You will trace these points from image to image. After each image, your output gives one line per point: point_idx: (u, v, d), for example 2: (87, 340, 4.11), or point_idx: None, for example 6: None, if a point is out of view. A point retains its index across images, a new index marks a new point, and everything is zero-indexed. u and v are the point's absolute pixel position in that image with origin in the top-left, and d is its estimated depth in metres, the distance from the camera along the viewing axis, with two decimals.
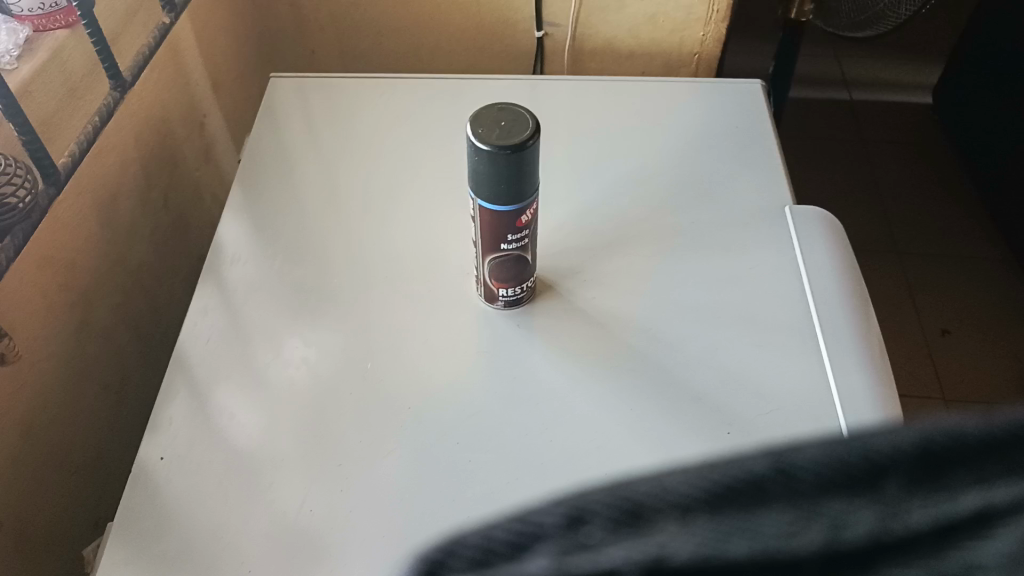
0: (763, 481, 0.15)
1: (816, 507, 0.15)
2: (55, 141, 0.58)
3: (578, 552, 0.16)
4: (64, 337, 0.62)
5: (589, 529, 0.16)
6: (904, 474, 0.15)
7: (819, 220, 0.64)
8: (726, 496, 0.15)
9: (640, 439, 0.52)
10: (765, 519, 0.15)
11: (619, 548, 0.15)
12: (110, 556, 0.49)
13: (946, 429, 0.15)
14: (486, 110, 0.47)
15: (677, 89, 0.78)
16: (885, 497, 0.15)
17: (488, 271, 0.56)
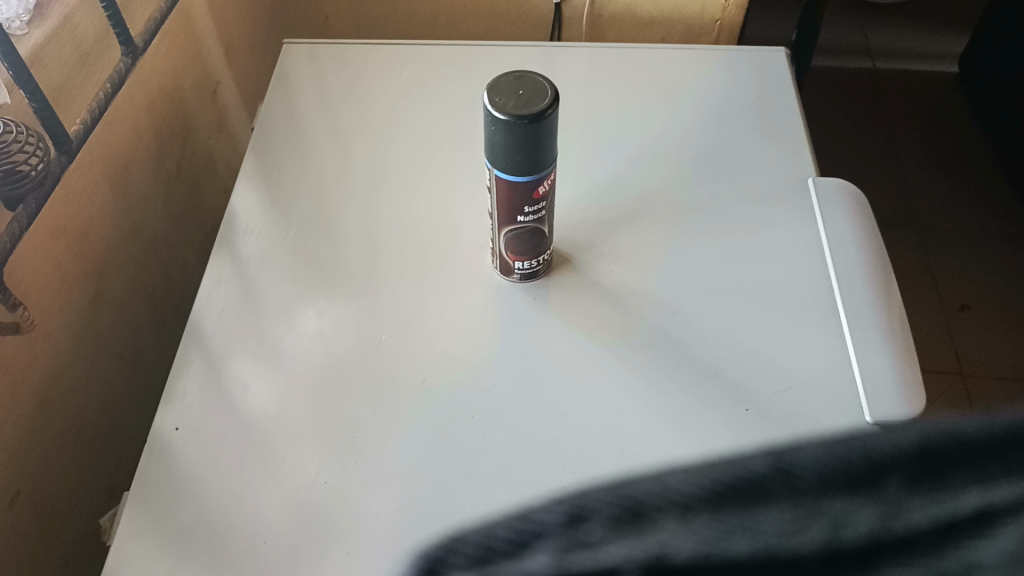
0: (764, 487, 0.29)
1: (817, 510, 0.26)
2: (66, 110, 0.58)
3: (570, 558, 0.28)
4: (78, 307, 0.62)
5: (582, 535, 0.29)
6: (903, 480, 0.27)
7: (841, 193, 0.63)
8: (723, 506, 0.29)
9: (657, 415, 0.52)
10: (765, 525, 0.26)
11: (617, 553, 0.26)
12: (127, 525, 0.49)
13: (950, 440, 0.28)
14: (502, 78, 0.46)
15: (697, 57, 0.76)
16: (885, 505, 0.25)
17: (504, 244, 0.56)
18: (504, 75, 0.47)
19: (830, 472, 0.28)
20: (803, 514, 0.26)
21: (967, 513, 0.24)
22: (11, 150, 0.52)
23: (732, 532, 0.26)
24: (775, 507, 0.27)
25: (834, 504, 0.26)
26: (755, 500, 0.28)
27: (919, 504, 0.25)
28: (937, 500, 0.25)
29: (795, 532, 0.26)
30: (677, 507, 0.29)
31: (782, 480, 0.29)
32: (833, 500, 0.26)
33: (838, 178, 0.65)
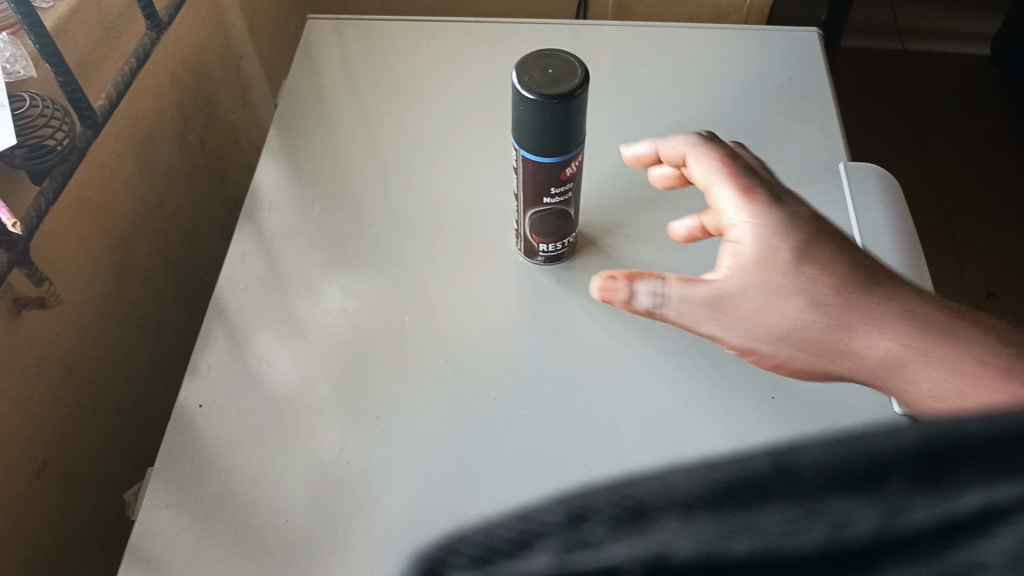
0: (765, 480, 0.14)
1: (818, 505, 0.13)
2: (91, 82, 0.58)
3: (580, 550, 0.14)
4: (103, 281, 0.62)
5: (591, 527, 0.14)
6: (905, 473, 0.13)
7: (872, 176, 0.62)
8: (727, 494, 0.14)
9: (684, 400, 0.51)
10: (765, 517, 0.13)
11: (619, 547, 0.14)
12: (153, 498, 0.49)
13: (947, 428, 0.13)
14: (531, 55, 0.45)
15: (727, 36, 0.75)
16: (884, 495, 0.13)
17: (529, 225, 0.55)
18: (535, 52, 0.46)
19: (834, 472, 0.13)
20: (802, 516, 0.13)
21: (967, 515, 0.13)
22: (33, 120, 0.51)
23: (733, 527, 0.13)
24: (772, 506, 0.13)
25: (834, 499, 0.13)
26: (759, 496, 0.14)
27: (920, 503, 0.13)
28: (940, 499, 0.13)
29: (796, 534, 0.13)
30: (679, 499, 0.14)
31: (783, 480, 0.13)
32: (832, 500, 0.13)
33: (870, 163, 0.63)
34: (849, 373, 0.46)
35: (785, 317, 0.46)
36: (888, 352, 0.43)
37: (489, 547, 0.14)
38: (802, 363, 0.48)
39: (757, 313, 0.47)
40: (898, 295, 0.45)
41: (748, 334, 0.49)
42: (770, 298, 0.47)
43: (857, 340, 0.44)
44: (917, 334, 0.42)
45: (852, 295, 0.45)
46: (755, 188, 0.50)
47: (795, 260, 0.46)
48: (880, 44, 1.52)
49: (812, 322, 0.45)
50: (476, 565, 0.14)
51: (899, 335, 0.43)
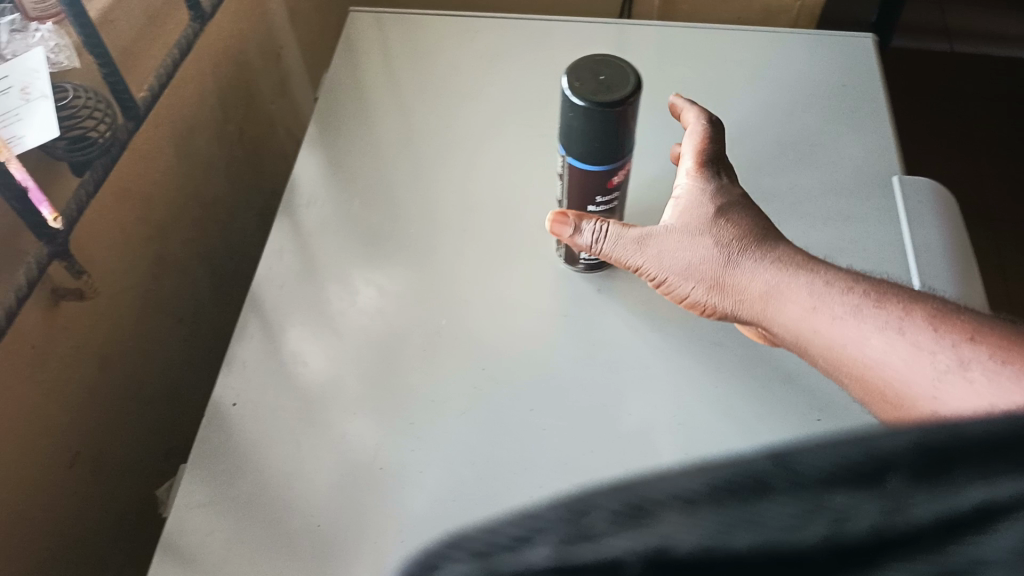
0: (767, 476, 0.15)
1: (819, 498, 0.14)
2: (133, 72, 0.57)
3: (580, 542, 0.15)
4: (140, 272, 0.62)
5: (593, 519, 0.15)
6: (906, 469, 0.14)
7: (929, 191, 0.59)
8: (727, 490, 0.15)
9: (726, 418, 0.50)
10: (766, 510, 0.14)
11: (621, 539, 0.15)
12: (187, 496, 0.49)
13: (945, 429, 0.15)
14: (582, 60, 0.44)
15: (780, 40, 0.73)
16: (886, 490, 0.14)
17: None
18: (586, 57, 0.45)
19: (835, 472, 0.14)
20: (804, 511, 0.14)
21: (967, 512, 0.14)
22: (76, 111, 0.51)
23: (734, 520, 0.14)
24: (772, 500, 0.14)
25: (835, 493, 0.14)
26: (760, 490, 0.15)
27: (921, 497, 0.14)
28: (939, 493, 0.14)
29: (798, 528, 0.14)
30: (678, 494, 0.15)
31: (784, 478, 0.15)
32: (833, 494, 0.14)
33: (925, 178, 0.61)
34: (735, 312, 0.48)
35: (691, 252, 0.48)
36: (769, 282, 0.45)
37: (490, 544, 0.15)
38: (704, 302, 0.49)
39: (673, 251, 0.48)
40: (793, 249, 0.47)
41: (661, 268, 0.49)
42: (684, 237, 0.48)
43: (741, 274, 0.46)
44: (793, 270, 0.45)
45: (749, 243, 0.47)
46: (706, 154, 0.51)
47: (712, 207, 0.48)
48: (926, 45, 1.49)
49: (710, 257, 0.47)
50: (477, 558, 0.15)
51: (778, 271, 0.45)
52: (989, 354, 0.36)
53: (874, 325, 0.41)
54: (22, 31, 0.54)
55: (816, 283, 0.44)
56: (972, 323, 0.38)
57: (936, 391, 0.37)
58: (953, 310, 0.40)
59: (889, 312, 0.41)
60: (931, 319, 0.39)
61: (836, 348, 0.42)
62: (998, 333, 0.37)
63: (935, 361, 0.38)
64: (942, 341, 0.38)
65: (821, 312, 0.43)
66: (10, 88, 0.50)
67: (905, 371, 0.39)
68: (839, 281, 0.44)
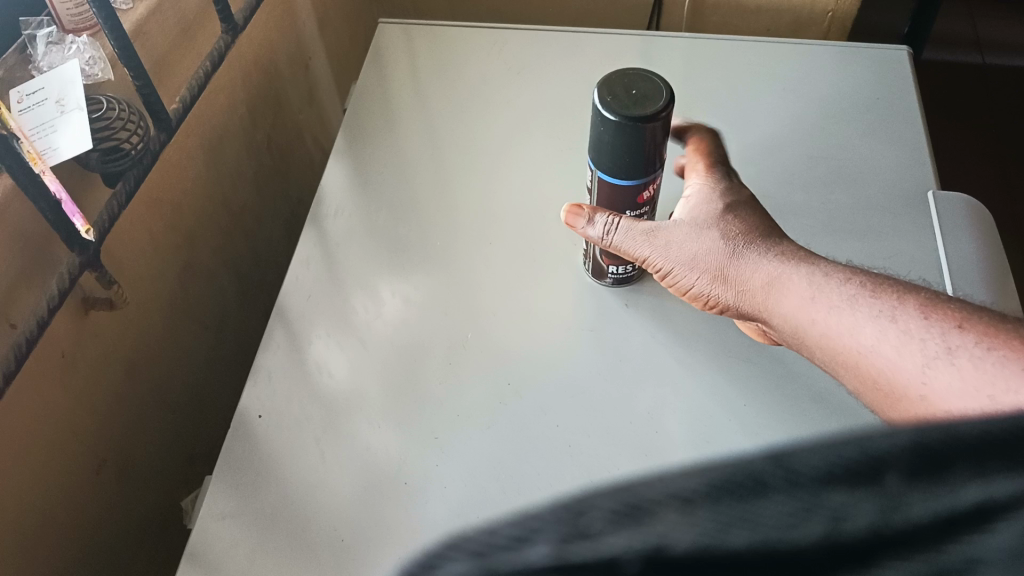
0: (763, 474, 0.15)
1: (818, 499, 0.14)
2: (167, 85, 0.58)
3: (578, 541, 0.14)
4: (168, 280, 0.63)
5: (588, 519, 0.15)
6: (904, 466, 0.15)
7: (963, 207, 0.58)
8: (726, 487, 0.15)
9: (756, 436, 0.49)
10: (765, 508, 0.14)
11: (620, 537, 0.14)
12: (209, 507, 0.49)
13: (941, 431, 0.15)
14: (613, 73, 0.44)
15: (811, 52, 0.72)
16: (886, 489, 0.15)
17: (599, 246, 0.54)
18: (617, 71, 0.44)
19: (831, 470, 0.14)
20: (800, 510, 0.14)
21: (966, 510, 0.14)
22: (111, 123, 0.51)
23: (729, 521, 0.14)
24: (772, 498, 0.14)
25: (834, 492, 0.14)
26: (757, 489, 0.14)
27: (918, 496, 0.14)
28: (936, 491, 0.15)
29: (796, 526, 0.14)
30: (676, 492, 0.15)
31: (781, 476, 0.14)
32: (831, 493, 0.14)
33: (961, 194, 0.60)
34: (739, 305, 0.47)
35: (700, 244, 0.48)
36: (771, 273, 0.45)
37: (487, 543, 0.14)
38: (708, 294, 0.48)
39: (681, 243, 0.48)
40: (797, 246, 0.47)
41: (670, 262, 0.49)
42: (692, 230, 0.48)
43: (744, 265, 0.46)
44: (796, 262, 0.45)
45: (755, 237, 0.47)
46: (710, 159, 0.52)
47: (723, 204, 0.48)
48: (956, 55, 1.47)
49: (717, 249, 0.47)
50: (474, 558, 0.14)
51: (781, 263, 0.45)
52: (977, 341, 0.36)
53: (868, 313, 0.40)
54: (58, 43, 0.54)
55: (816, 273, 0.43)
56: (962, 312, 0.38)
57: (924, 375, 0.37)
58: (948, 300, 0.39)
59: (884, 301, 0.40)
60: (923, 307, 0.39)
61: (831, 337, 0.41)
62: (987, 321, 0.37)
63: (925, 347, 0.37)
64: (933, 328, 0.38)
65: (818, 301, 0.42)
66: (46, 100, 0.50)
67: (896, 357, 0.38)
68: (839, 272, 0.43)
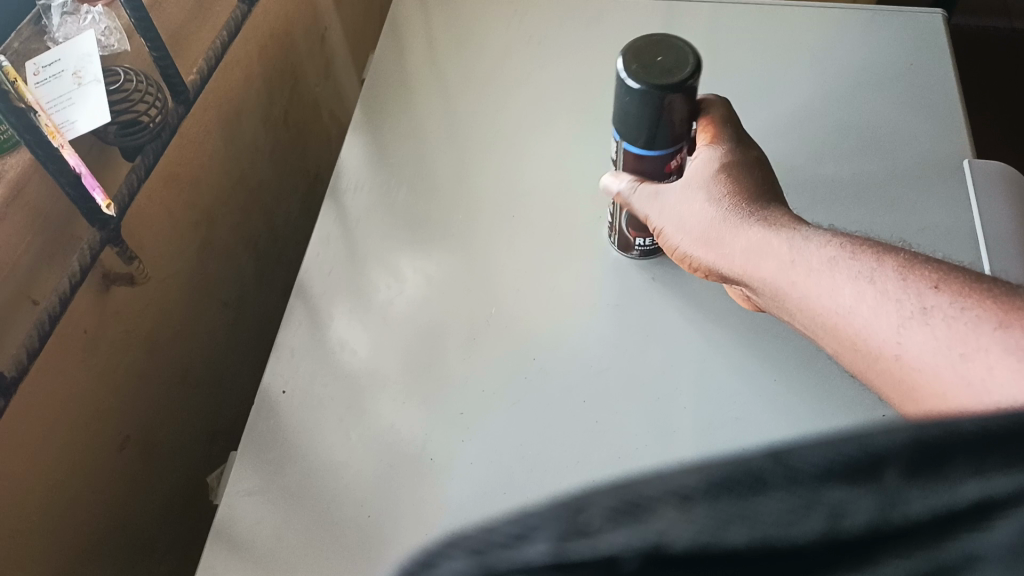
0: (762, 472, 0.15)
1: (816, 495, 0.14)
2: (184, 56, 0.57)
3: (578, 538, 0.15)
4: (186, 257, 0.62)
5: (588, 517, 0.15)
6: (903, 464, 0.14)
7: (1000, 176, 0.56)
8: (724, 485, 0.15)
9: (786, 414, 0.48)
10: (763, 504, 0.14)
11: (618, 534, 0.14)
12: (235, 484, 0.48)
13: (939, 427, 0.15)
14: (642, 37, 0.42)
15: (842, 18, 0.70)
16: (885, 487, 0.14)
17: (625, 219, 0.53)
18: (644, 36, 0.42)
19: (830, 466, 0.14)
20: (800, 507, 0.14)
21: (965, 506, 0.14)
22: (128, 95, 0.51)
23: (727, 518, 0.14)
24: (771, 494, 0.14)
25: (832, 489, 0.14)
26: (756, 487, 0.15)
27: (918, 492, 0.14)
28: (937, 488, 0.14)
29: (795, 523, 0.14)
30: (676, 490, 0.15)
31: (780, 473, 0.15)
32: (830, 489, 0.14)
33: (997, 162, 0.58)
34: (725, 272, 0.46)
35: (692, 208, 0.46)
36: (755, 237, 0.43)
37: (485, 541, 0.15)
38: (695, 257, 0.47)
39: (675, 205, 0.47)
40: (782, 213, 0.44)
41: (665, 225, 0.48)
42: (688, 192, 0.47)
43: (732, 228, 0.44)
44: (781, 226, 0.42)
45: (744, 199, 0.45)
46: (720, 123, 0.49)
47: (723, 166, 0.46)
48: (985, 22, 1.44)
49: (707, 212, 0.45)
50: (472, 555, 0.15)
51: (763, 227, 0.43)
52: (953, 301, 0.33)
53: (847, 274, 0.38)
54: (73, 13, 0.53)
55: (796, 237, 0.41)
56: (940, 272, 0.35)
57: (899, 336, 0.35)
58: (929, 260, 0.37)
59: (864, 262, 0.38)
60: (901, 269, 0.36)
61: (810, 300, 0.39)
62: (966, 279, 0.34)
63: (901, 307, 0.35)
64: (909, 288, 0.35)
65: (797, 263, 0.40)
66: (63, 71, 0.50)
67: (870, 319, 0.36)
68: (821, 236, 0.41)
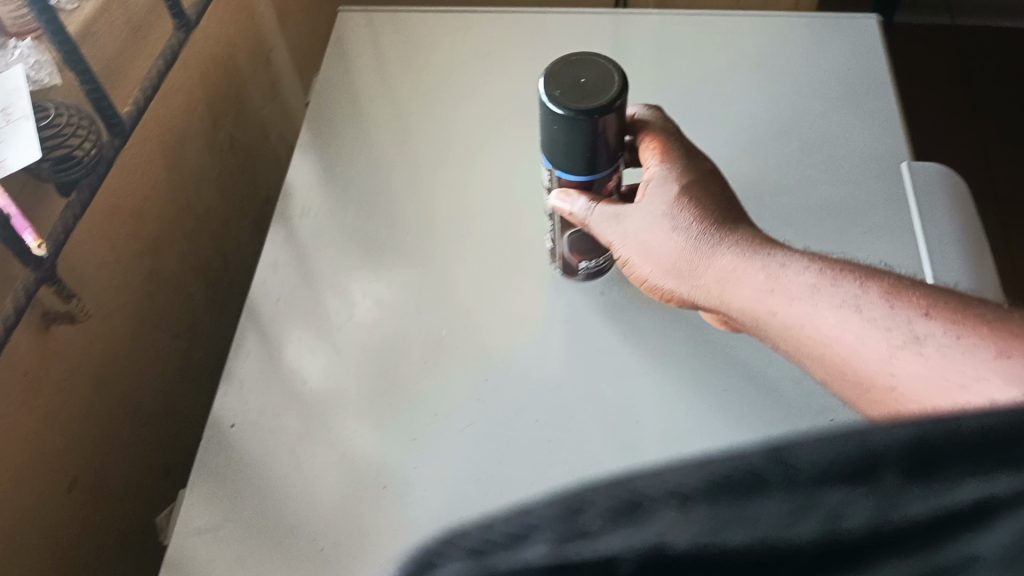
0: (762, 473, 0.17)
1: (816, 497, 0.16)
2: (118, 91, 0.55)
3: (578, 540, 0.17)
4: (132, 289, 0.61)
5: (587, 518, 0.17)
6: (900, 466, 0.16)
7: (937, 176, 0.58)
8: (723, 487, 0.17)
9: (735, 421, 0.49)
10: (762, 507, 0.16)
11: (617, 537, 0.17)
12: (186, 523, 0.47)
13: (938, 427, 0.17)
14: (558, 63, 0.42)
15: (781, 25, 0.71)
16: (881, 487, 0.16)
17: (567, 244, 0.53)
18: (561, 59, 0.43)
19: (828, 467, 0.16)
20: (799, 508, 0.16)
21: (964, 506, 0.16)
22: (61, 130, 0.49)
23: (725, 519, 0.16)
24: (769, 496, 0.16)
25: (831, 491, 0.16)
26: (752, 488, 0.16)
27: (916, 494, 0.16)
28: (935, 490, 0.16)
29: (794, 524, 0.16)
30: (675, 492, 0.17)
31: (779, 474, 0.16)
32: (828, 491, 0.16)
33: (934, 162, 0.59)
34: (695, 299, 0.46)
35: (660, 234, 0.46)
36: (728, 265, 0.44)
37: (484, 542, 0.17)
38: (664, 286, 0.47)
39: (640, 230, 0.47)
40: (751, 232, 0.45)
41: (628, 251, 0.48)
42: (654, 217, 0.46)
43: (703, 254, 0.45)
44: (754, 250, 0.44)
45: (711, 224, 0.45)
46: (664, 138, 0.49)
47: (686, 189, 0.47)
48: (933, 18, 1.49)
49: (675, 239, 0.46)
50: (472, 556, 0.17)
51: (737, 253, 0.44)
52: (943, 329, 0.37)
53: (831, 302, 0.40)
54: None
55: (772, 264, 0.43)
56: (924, 298, 0.38)
57: (891, 365, 0.37)
58: (910, 285, 0.40)
59: (847, 289, 0.40)
60: (887, 295, 0.39)
61: (795, 328, 0.41)
62: (953, 306, 0.37)
63: (890, 336, 0.38)
64: (897, 317, 0.38)
65: (777, 291, 0.42)
66: None
67: (860, 347, 0.38)
68: (798, 261, 0.42)
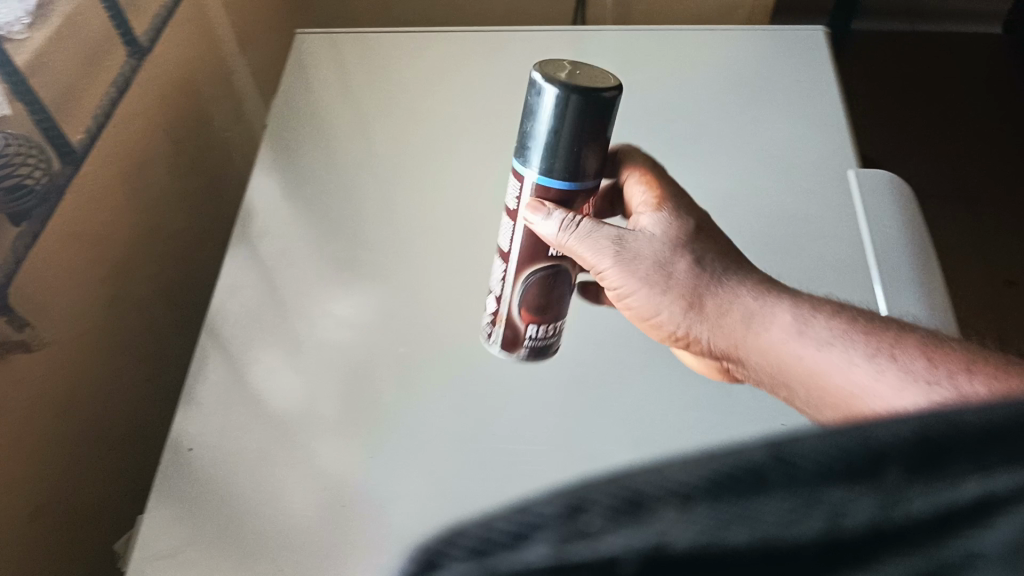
0: (762, 469, 0.14)
1: (816, 495, 0.14)
2: (68, 120, 0.56)
3: (579, 541, 0.14)
4: (93, 315, 0.61)
5: (590, 518, 0.14)
6: (904, 462, 0.14)
7: (881, 179, 0.59)
8: (723, 484, 0.14)
9: (686, 429, 0.51)
10: (764, 507, 0.14)
11: (619, 537, 0.14)
12: (146, 547, 0.46)
13: (945, 418, 0.15)
14: (548, 60, 0.42)
15: (728, 38, 0.73)
16: (884, 485, 0.14)
17: (518, 298, 0.49)
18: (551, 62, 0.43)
19: (831, 461, 0.14)
20: (800, 506, 0.14)
21: (966, 503, 0.14)
22: (12, 160, 0.49)
23: (726, 520, 0.14)
24: (772, 495, 0.14)
25: (832, 489, 0.14)
26: (756, 486, 0.14)
27: (918, 491, 0.14)
28: (937, 487, 0.14)
29: (795, 523, 0.14)
30: (677, 489, 0.14)
31: (781, 471, 0.14)
32: (831, 489, 0.14)
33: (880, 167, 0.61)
34: (712, 341, 0.47)
35: (670, 270, 0.47)
36: (751, 309, 0.45)
37: (487, 540, 0.14)
38: (677, 327, 0.48)
39: (646, 262, 0.47)
40: (761, 283, 0.47)
41: (630, 282, 0.48)
42: (660, 251, 0.48)
43: (719, 294, 0.46)
44: (772, 295, 0.45)
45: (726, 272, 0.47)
46: (652, 173, 0.53)
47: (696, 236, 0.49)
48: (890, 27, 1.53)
49: (688, 275, 0.47)
50: (476, 556, 0.14)
51: (762, 299, 0.45)
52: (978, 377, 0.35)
53: (861, 349, 0.40)
54: None
55: (802, 310, 0.44)
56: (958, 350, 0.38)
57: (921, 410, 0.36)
58: (938, 338, 0.40)
59: (878, 339, 0.40)
60: (920, 346, 0.39)
61: (820, 375, 0.41)
62: (992, 359, 0.36)
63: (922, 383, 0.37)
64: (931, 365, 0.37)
65: (805, 336, 0.42)
66: None
67: (890, 393, 0.38)
68: (826, 311, 0.43)
